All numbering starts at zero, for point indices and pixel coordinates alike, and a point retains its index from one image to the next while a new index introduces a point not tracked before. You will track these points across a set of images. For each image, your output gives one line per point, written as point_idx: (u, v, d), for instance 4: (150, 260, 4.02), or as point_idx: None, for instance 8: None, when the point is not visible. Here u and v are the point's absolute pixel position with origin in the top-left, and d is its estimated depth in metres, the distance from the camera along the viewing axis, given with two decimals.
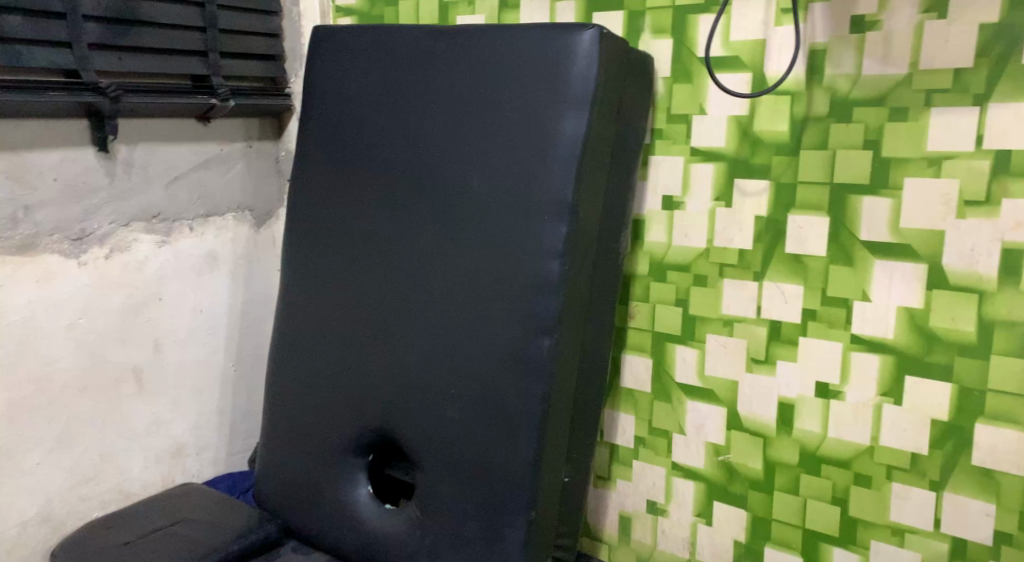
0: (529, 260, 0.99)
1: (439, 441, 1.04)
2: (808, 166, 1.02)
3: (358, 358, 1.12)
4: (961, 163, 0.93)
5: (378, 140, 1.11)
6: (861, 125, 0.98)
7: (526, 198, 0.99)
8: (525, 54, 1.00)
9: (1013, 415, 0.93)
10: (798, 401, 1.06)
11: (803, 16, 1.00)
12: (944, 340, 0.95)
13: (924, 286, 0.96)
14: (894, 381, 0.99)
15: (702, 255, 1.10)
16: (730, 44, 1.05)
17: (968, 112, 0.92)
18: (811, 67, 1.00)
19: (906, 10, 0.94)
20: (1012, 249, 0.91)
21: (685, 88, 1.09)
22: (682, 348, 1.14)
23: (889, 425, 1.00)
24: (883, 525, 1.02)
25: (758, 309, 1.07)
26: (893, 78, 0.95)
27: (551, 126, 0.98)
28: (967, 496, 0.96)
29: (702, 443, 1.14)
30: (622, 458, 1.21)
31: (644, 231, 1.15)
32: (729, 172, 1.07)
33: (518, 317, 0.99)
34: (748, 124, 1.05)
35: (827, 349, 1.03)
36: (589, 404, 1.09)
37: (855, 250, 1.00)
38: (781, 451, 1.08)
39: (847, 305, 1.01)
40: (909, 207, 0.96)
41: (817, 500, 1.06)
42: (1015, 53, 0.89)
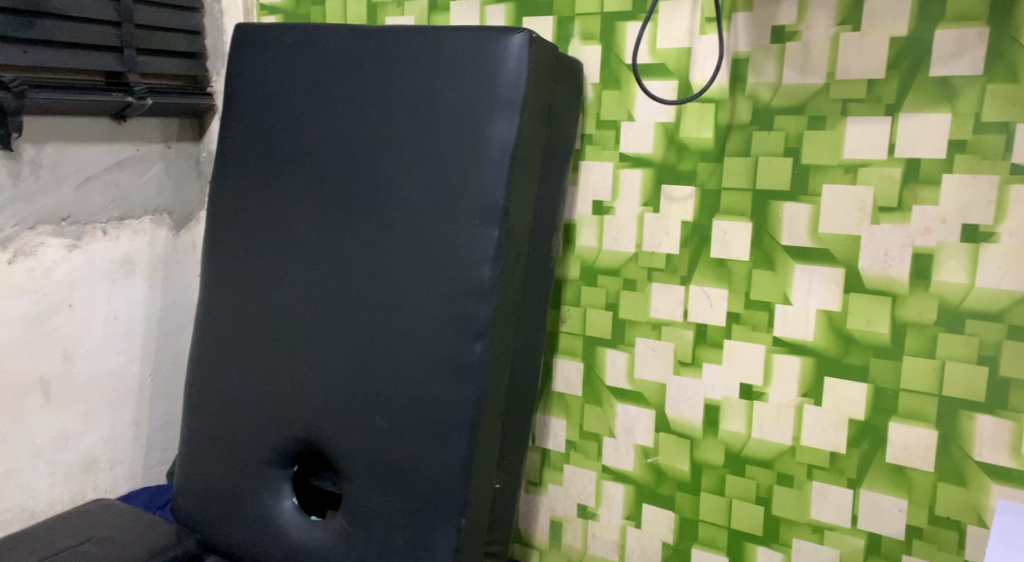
0: (460, 264, 0.98)
1: (368, 449, 1.02)
2: (732, 172, 1.04)
3: (282, 366, 1.09)
4: (876, 171, 0.96)
5: (305, 141, 1.09)
6: (782, 133, 1.01)
7: (457, 201, 0.98)
8: (454, 56, 1.00)
9: (923, 414, 0.97)
10: (723, 402, 1.08)
11: (726, 25, 1.03)
12: (860, 342, 0.99)
13: (841, 289, 0.99)
14: (814, 382, 1.02)
15: (631, 260, 1.12)
16: (657, 52, 1.07)
17: (881, 121, 0.95)
18: (734, 76, 1.03)
19: (823, 22, 0.97)
20: (923, 254, 0.95)
21: (613, 95, 1.11)
22: (612, 351, 1.15)
23: (810, 425, 1.03)
24: (804, 523, 1.04)
25: (685, 313, 1.09)
26: (811, 88, 0.98)
27: (482, 130, 0.97)
28: (881, 492, 1.00)
29: (631, 446, 1.15)
30: (553, 463, 1.22)
31: (575, 235, 1.16)
32: (656, 178, 1.09)
33: (449, 322, 0.98)
34: (674, 131, 1.07)
35: (751, 352, 1.05)
36: (520, 409, 1.09)
37: (776, 254, 1.02)
38: (707, 452, 1.09)
39: (770, 308, 1.03)
40: (827, 213, 0.99)
41: (742, 500, 1.08)
42: (924, 64, 0.93)
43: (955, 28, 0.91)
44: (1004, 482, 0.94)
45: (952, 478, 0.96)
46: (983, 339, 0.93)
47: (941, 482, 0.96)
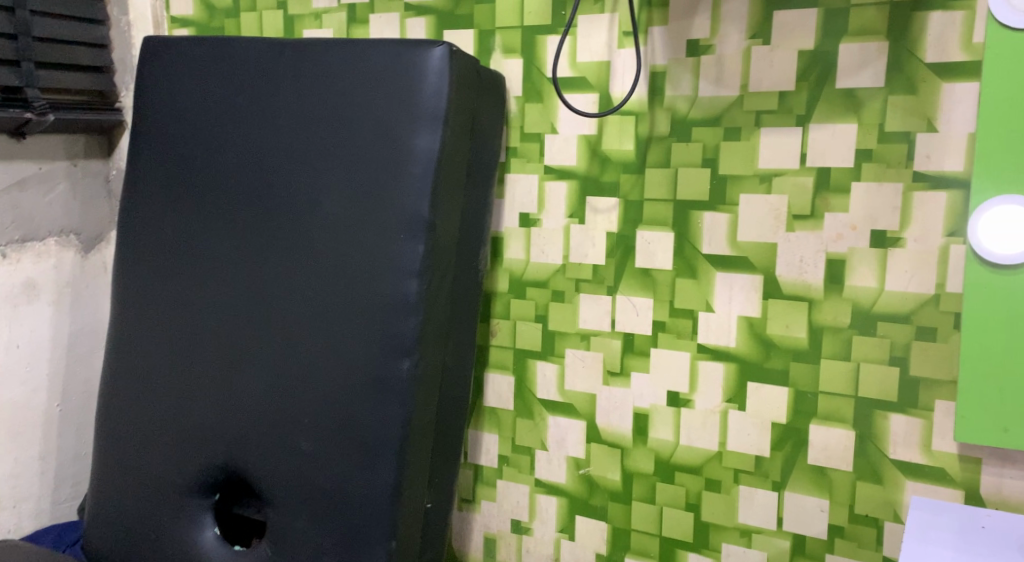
0: (385, 280, 0.96)
1: (293, 473, 0.99)
2: (653, 183, 1.06)
3: (201, 390, 1.05)
4: (789, 180, 0.99)
5: (220, 157, 1.05)
6: (700, 144, 1.03)
7: (380, 216, 0.97)
8: (374, 69, 0.98)
9: (841, 415, 0.99)
10: (652, 411, 1.09)
11: (643, 38, 1.05)
12: (780, 347, 1.01)
13: (760, 296, 1.01)
14: (737, 387, 1.04)
15: (559, 271, 1.12)
16: (577, 65, 1.09)
17: (793, 132, 0.98)
18: (652, 89, 1.05)
19: (734, 36, 1.00)
20: (836, 259, 0.98)
21: (536, 107, 1.12)
22: (542, 363, 1.15)
23: (735, 430, 1.04)
24: (732, 528, 1.06)
25: (612, 322, 1.10)
26: (726, 100, 1.01)
27: (404, 143, 0.96)
28: (804, 493, 1.02)
29: (563, 458, 1.15)
30: (485, 479, 1.21)
31: (502, 248, 1.16)
32: (580, 190, 1.10)
33: (375, 339, 0.96)
34: (597, 143, 1.08)
35: (677, 360, 1.07)
36: (450, 425, 1.08)
37: (698, 263, 1.04)
38: (637, 461, 1.10)
39: (693, 316, 1.05)
40: (745, 222, 1.02)
41: (671, 507, 1.09)
42: (830, 77, 0.96)
43: (858, 42, 0.95)
44: (918, 478, 0.97)
45: (869, 476, 0.99)
46: (894, 341, 0.96)
47: (859, 480, 0.99)
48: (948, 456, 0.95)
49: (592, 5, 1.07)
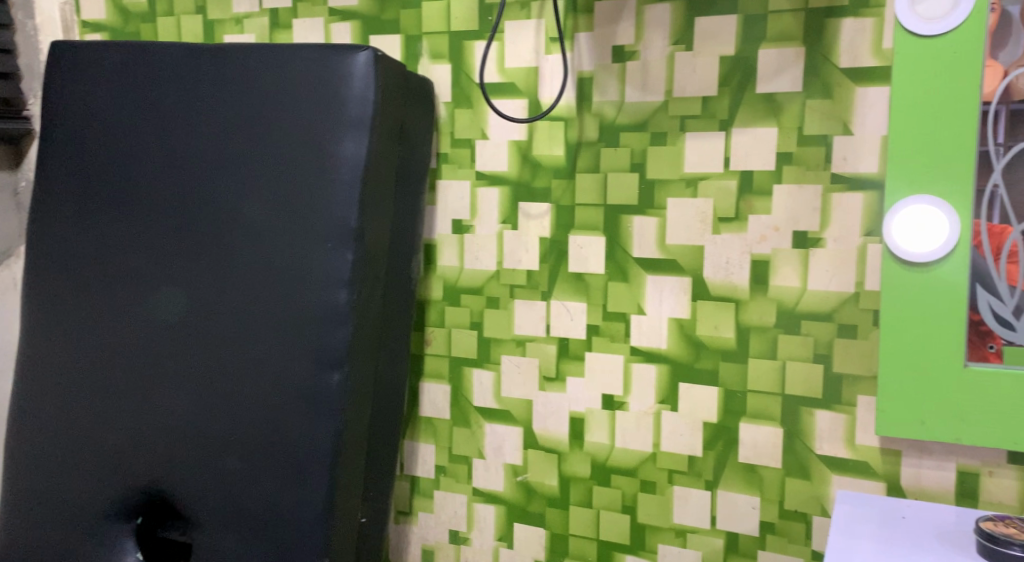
0: (313, 291, 0.94)
1: (219, 493, 0.95)
2: (584, 188, 1.07)
3: (119, 410, 1.00)
4: (715, 183, 1.01)
5: (135, 166, 1.01)
6: (627, 149, 1.04)
7: (306, 225, 0.95)
8: (296, 74, 0.96)
9: (770, 412, 1.01)
10: (587, 415, 1.09)
11: (569, 45, 1.06)
12: (710, 347, 1.03)
13: (690, 297, 1.03)
14: (669, 388, 1.05)
15: (493, 278, 1.12)
16: (505, 70, 1.09)
17: (717, 136, 1.00)
18: (580, 94, 1.06)
19: (658, 42, 1.02)
20: (760, 260, 1.00)
21: (466, 113, 1.12)
22: (478, 371, 1.14)
23: (668, 430, 1.05)
24: (668, 528, 1.07)
25: (547, 328, 1.10)
26: (652, 105, 1.03)
27: (330, 150, 0.94)
28: (736, 491, 1.03)
29: (501, 465, 1.14)
30: (422, 490, 1.19)
31: (435, 255, 1.15)
32: (513, 196, 1.10)
33: (303, 352, 0.94)
34: (528, 149, 1.09)
35: (611, 363, 1.07)
36: (382, 436, 1.06)
37: (629, 266, 1.05)
38: (574, 465, 1.10)
39: (626, 319, 1.06)
40: (673, 225, 1.03)
41: (608, 510, 1.09)
42: (750, 82, 0.99)
43: (776, 48, 0.97)
44: (843, 472, 0.99)
45: (797, 472, 1.00)
46: (818, 339, 0.98)
47: (788, 477, 1.01)
48: (871, 450, 0.97)
49: (519, 11, 1.07)
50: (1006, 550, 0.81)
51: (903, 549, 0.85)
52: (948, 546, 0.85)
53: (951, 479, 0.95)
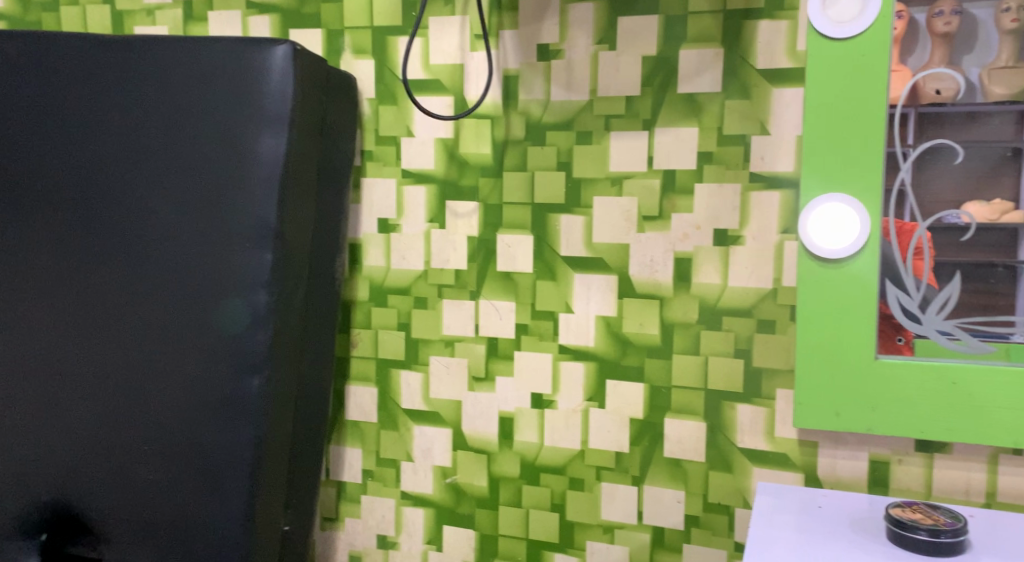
0: (230, 293, 0.91)
1: (132, 505, 0.92)
2: (510, 187, 1.07)
3: (21, 420, 0.95)
4: (639, 182, 1.02)
5: (34, 162, 0.95)
6: (554, 148, 1.04)
7: (222, 225, 0.91)
8: (209, 67, 0.92)
9: (693, 407, 1.02)
10: (517, 414, 1.09)
11: (494, 42, 1.06)
12: (635, 344, 1.03)
13: (616, 296, 1.04)
14: (597, 385, 1.05)
15: (421, 277, 1.11)
16: (430, 67, 1.09)
17: (640, 135, 1.01)
18: (506, 92, 1.06)
19: (582, 41, 1.03)
20: (683, 258, 1.01)
21: (390, 110, 1.11)
22: (405, 373, 1.13)
23: (596, 428, 1.06)
24: (596, 525, 1.07)
25: (476, 327, 1.10)
26: (578, 104, 1.03)
27: (247, 147, 0.91)
28: (661, 486, 1.04)
29: (429, 467, 1.13)
30: (349, 495, 1.17)
31: (360, 255, 1.14)
32: (440, 194, 1.10)
33: (221, 357, 0.91)
34: (454, 147, 1.08)
35: (539, 361, 1.07)
36: (304, 441, 1.04)
37: (557, 264, 1.06)
38: (503, 465, 1.10)
39: (554, 318, 1.06)
40: (599, 223, 1.04)
41: (537, 510, 1.09)
42: (672, 82, 1.00)
43: (696, 49, 0.99)
44: (764, 465, 1.01)
45: (720, 465, 1.02)
46: (738, 334, 1.00)
47: (711, 470, 1.02)
48: (790, 442, 0.99)
49: (443, 7, 1.07)
50: (914, 534, 0.83)
51: (817, 538, 0.86)
52: (859, 533, 0.87)
53: (864, 468, 0.97)
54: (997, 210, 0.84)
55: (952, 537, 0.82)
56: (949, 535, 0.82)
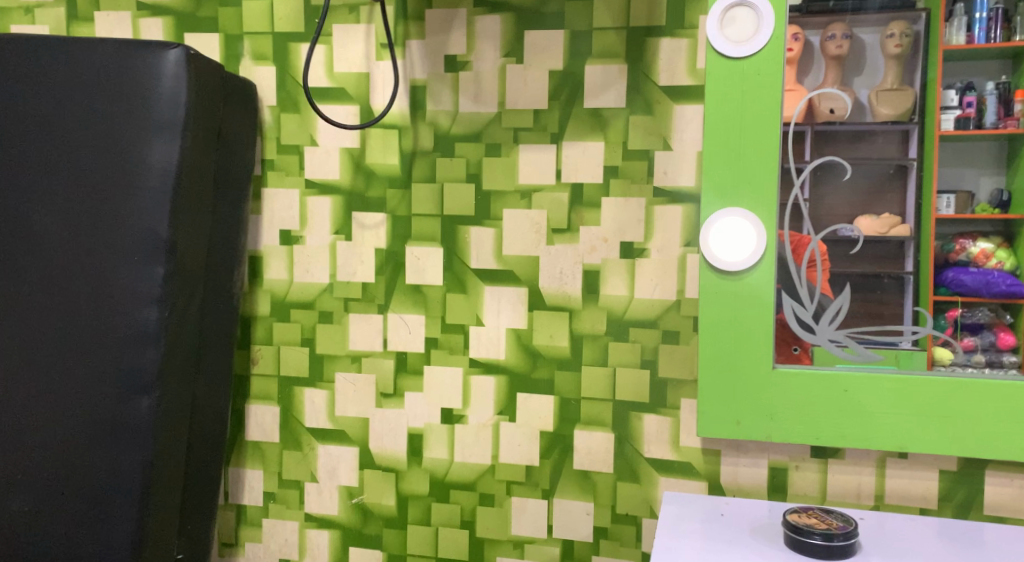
0: (119, 310, 0.86)
1: (12, 534, 0.87)
2: (418, 198, 1.05)
3: None
4: (548, 196, 1.02)
5: None
6: (463, 159, 1.04)
7: (111, 238, 0.87)
8: (94, 68, 0.87)
9: (602, 419, 1.02)
10: (426, 430, 1.07)
11: (400, 52, 1.05)
12: (545, 356, 1.03)
13: (526, 308, 1.03)
14: (507, 399, 1.04)
15: (326, 291, 1.09)
16: (334, 75, 1.07)
17: (548, 149, 1.02)
18: (413, 102, 1.05)
19: (490, 53, 1.02)
20: (592, 270, 1.01)
21: (292, 118, 1.08)
22: (310, 390, 1.10)
23: (507, 441, 1.05)
24: (506, 540, 1.06)
25: (384, 342, 1.08)
26: (485, 117, 1.03)
27: (136, 154, 0.87)
28: (571, 498, 1.04)
29: (335, 487, 1.10)
30: (250, 519, 1.13)
31: (262, 268, 1.10)
32: (345, 205, 1.07)
33: (109, 376, 0.86)
34: (360, 156, 1.07)
35: (449, 376, 1.06)
36: (200, 463, 0.99)
37: (467, 277, 1.05)
38: (412, 483, 1.08)
39: (464, 331, 1.05)
40: (508, 236, 1.03)
41: (447, 527, 1.07)
42: (578, 96, 1.01)
43: (601, 64, 1.00)
44: (670, 474, 1.01)
45: (627, 475, 1.02)
46: (644, 345, 1.01)
47: (619, 481, 1.02)
48: (694, 451, 1.01)
49: (347, 15, 1.06)
50: (809, 539, 0.85)
51: (719, 546, 0.87)
52: (757, 540, 0.89)
53: (765, 475, 0.99)
54: (885, 224, 0.87)
55: (844, 540, 0.84)
56: (842, 538, 0.84)
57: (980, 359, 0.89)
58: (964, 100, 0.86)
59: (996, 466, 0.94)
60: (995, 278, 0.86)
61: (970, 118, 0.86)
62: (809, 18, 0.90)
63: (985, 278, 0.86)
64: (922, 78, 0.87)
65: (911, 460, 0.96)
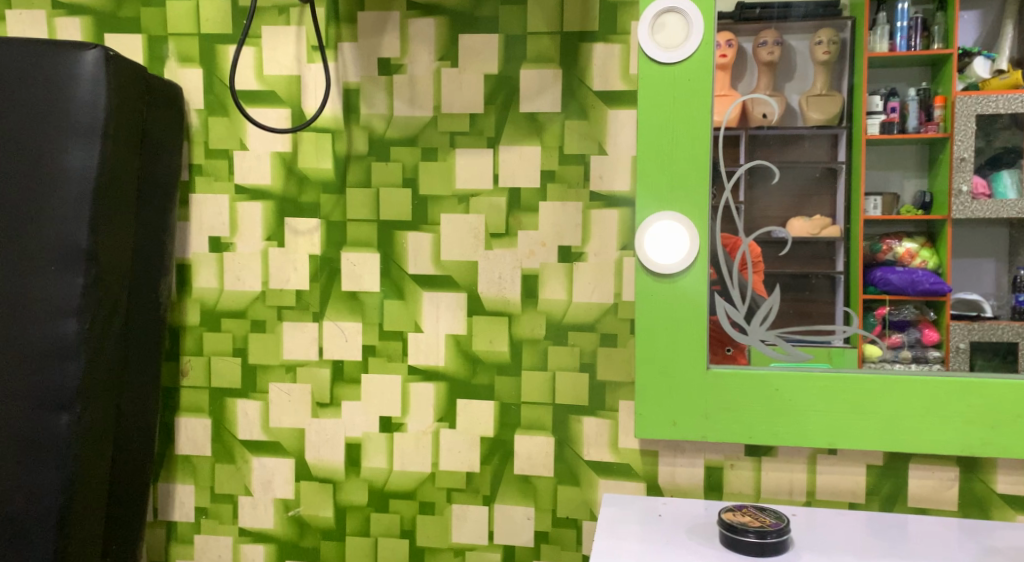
0: (36, 323, 0.83)
1: None
2: (353, 203, 1.04)
3: None
4: (485, 200, 1.02)
5: None
6: (399, 164, 1.03)
7: (28, 248, 0.84)
8: (9, 70, 0.84)
9: (542, 423, 1.02)
10: (364, 439, 1.05)
11: (332, 54, 1.03)
12: (485, 362, 1.03)
13: (465, 313, 1.02)
14: (447, 405, 1.03)
15: (258, 299, 1.06)
16: (264, 78, 1.04)
17: (484, 153, 1.01)
18: (346, 105, 1.03)
19: (424, 56, 1.01)
20: (530, 274, 1.01)
21: (220, 121, 1.05)
22: (243, 402, 1.07)
23: (447, 449, 1.04)
24: (447, 548, 1.05)
25: (320, 350, 1.05)
26: (420, 120, 1.02)
27: (53, 161, 0.84)
28: (512, 503, 1.03)
29: (270, 501, 1.07)
30: (181, 535, 1.09)
31: (190, 276, 1.07)
32: (277, 211, 1.05)
33: (27, 391, 0.83)
34: (293, 160, 1.04)
35: (388, 384, 1.04)
36: (125, 479, 0.96)
37: (405, 283, 1.03)
38: (350, 493, 1.06)
39: (403, 338, 1.04)
40: (446, 241, 1.02)
41: (387, 537, 1.06)
42: (514, 101, 1.00)
43: (536, 69, 1.00)
44: (609, 476, 1.02)
45: (568, 479, 1.02)
46: (583, 348, 1.01)
47: (560, 485, 1.02)
48: (632, 452, 1.01)
49: (276, 17, 1.04)
50: (743, 537, 0.86)
51: (657, 548, 0.88)
52: (693, 540, 0.90)
53: (701, 474, 1.01)
54: (817, 225, 0.90)
55: (777, 537, 0.86)
56: (774, 535, 0.86)
57: (908, 356, 0.90)
58: (888, 106, 0.88)
59: (919, 459, 0.97)
60: (919, 277, 0.89)
61: (894, 123, 0.88)
62: (742, 24, 0.93)
63: (909, 277, 0.89)
64: (849, 83, 0.89)
65: (840, 456, 0.98)
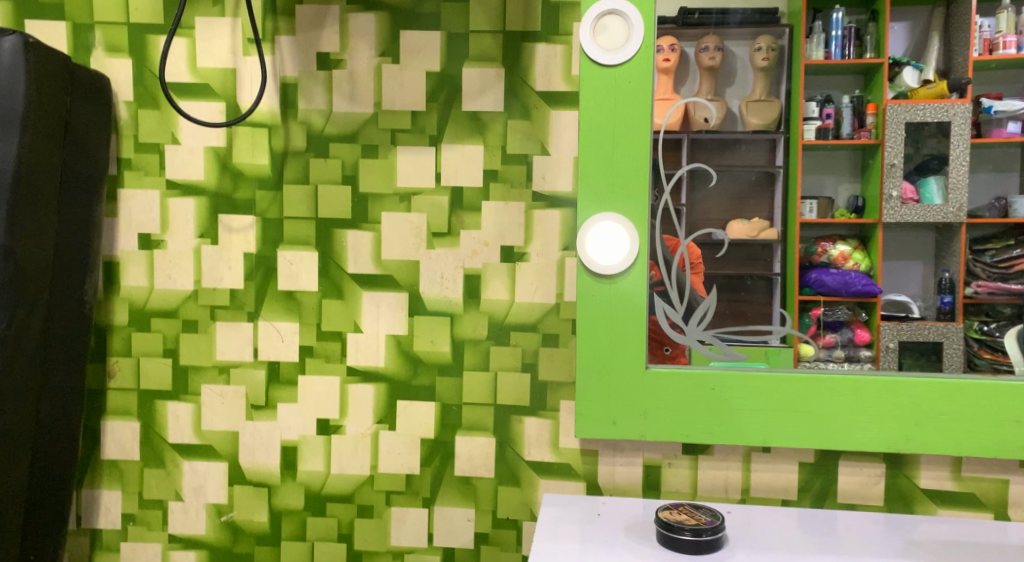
0: None
1: None
2: (291, 200, 1.01)
3: None
4: (427, 199, 1.00)
5: None
6: (338, 161, 1.01)
7: None
8: None
9: (483, 424, 1.02)
10: (301, 442, 1.03)
11: (268, 47, 1.01)
12: (426, 363, 1.01)
13: (406, 313, 1.01)
14: (387, 407, 1.02)
15: (190, 298, 1.03)
16: (198, 70, 1.01)
17: (426, 151, 1.00)
18: (284, 100, 1.01)
19: (364, 52, 1.00)
20: (473, 274, 1.00)
21: (151, 114, 1.02)
22: (174, 404, 1.04)
23: (386, 451, 1.02)
24: (385, 551, 1.03)
25: (255, 351, 1.03)
26: (361, 116, 1.00)
27: None
28: (451, 505, 1.02)
29: (202, 506, 1.04)
30: (107, 543, 1.05)
31: (118, 274, 1.03)
32: (211, 207, 1.02)
33: None
34: (227, 156, 1.02)
35: (326, 385, 1.02)
36: (46, 484, 0.92)
37: (344, 283, 1.02)
38: (286, 497, 1.03)
39: (341, 338, 1.02)
40: (387, 240, 1.01)
41: (323, 541, 1.03)
42: (456, 99, 1.00)
43: (478, 67, 0.99)
44: (549, 476, 1.02)
45: (508, 480, 1.02)
46: (525, 349, 1.01)
47: (500, 486, 1.02)
48: (572, 452, 1.01)
49: (210, 7, 1.01)
50: (680, 536, 0.87)
51: (595, 547, 0.88)
52: (632, 539, 0.90)
53: (639, 473, 1.01)
54: (756, 227, 0.92)
55: (712, 535, 0.87)
56: (710, 533, 0.87)
57: (841, 355, 0.93)
58: (824, 112, 0.90)
59: (849, 456, 1.00)
60: (852, 278, 0.91)
61: (828, 129, 0.90)
62: (684, 29, 0.94)
63: (843, 278, 0.91)
64: (787, 88, 0.91)
65: (774, 454, 1.00)
